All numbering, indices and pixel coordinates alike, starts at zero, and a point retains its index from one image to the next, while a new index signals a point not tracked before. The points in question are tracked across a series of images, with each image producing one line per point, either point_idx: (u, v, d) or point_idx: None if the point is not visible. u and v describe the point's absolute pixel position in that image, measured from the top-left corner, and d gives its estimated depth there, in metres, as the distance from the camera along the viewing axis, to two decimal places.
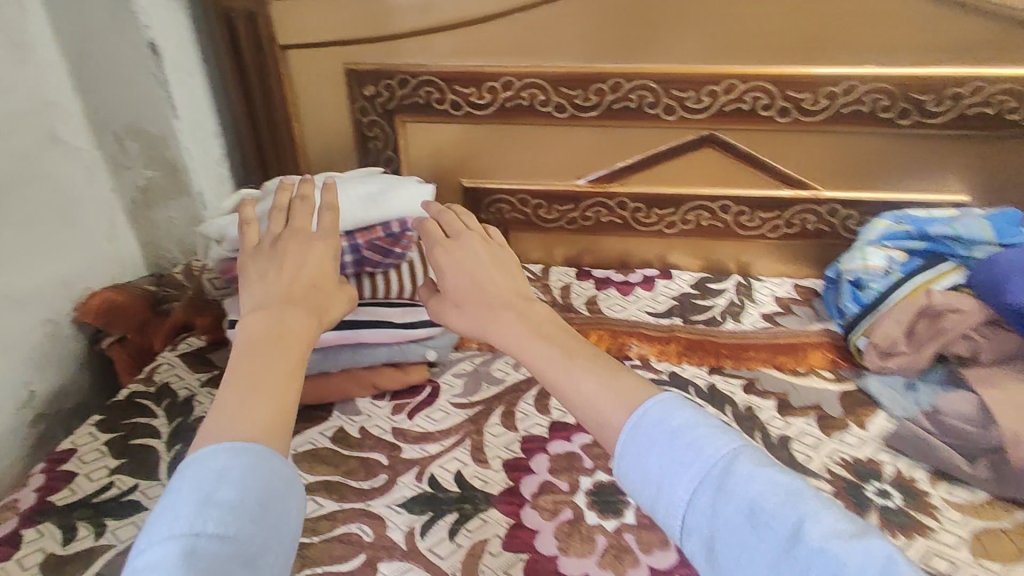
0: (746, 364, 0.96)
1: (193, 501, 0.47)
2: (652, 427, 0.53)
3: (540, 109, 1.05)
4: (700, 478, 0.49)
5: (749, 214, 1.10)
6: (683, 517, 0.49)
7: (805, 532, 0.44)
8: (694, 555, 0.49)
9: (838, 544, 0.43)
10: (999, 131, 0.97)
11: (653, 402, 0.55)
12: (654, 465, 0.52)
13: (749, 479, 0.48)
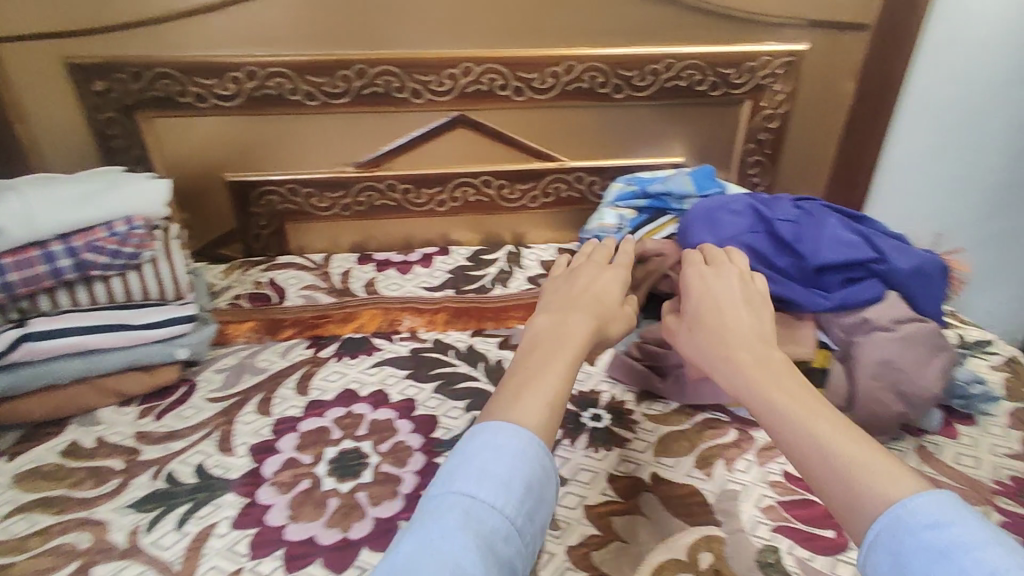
0: (505, 324, 1.04)
1: (509, 478, 0.54)
2: (919, 524, 0.46)
3: (290, 98, 1.06)
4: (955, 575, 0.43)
5: (509, 186, 1.20)
6: None
7: (911, 529, 0.46)
8: None
9: (944, 530, 0.45)
10: (695, 100, 1.14)
11: (909, 506, 0.48)
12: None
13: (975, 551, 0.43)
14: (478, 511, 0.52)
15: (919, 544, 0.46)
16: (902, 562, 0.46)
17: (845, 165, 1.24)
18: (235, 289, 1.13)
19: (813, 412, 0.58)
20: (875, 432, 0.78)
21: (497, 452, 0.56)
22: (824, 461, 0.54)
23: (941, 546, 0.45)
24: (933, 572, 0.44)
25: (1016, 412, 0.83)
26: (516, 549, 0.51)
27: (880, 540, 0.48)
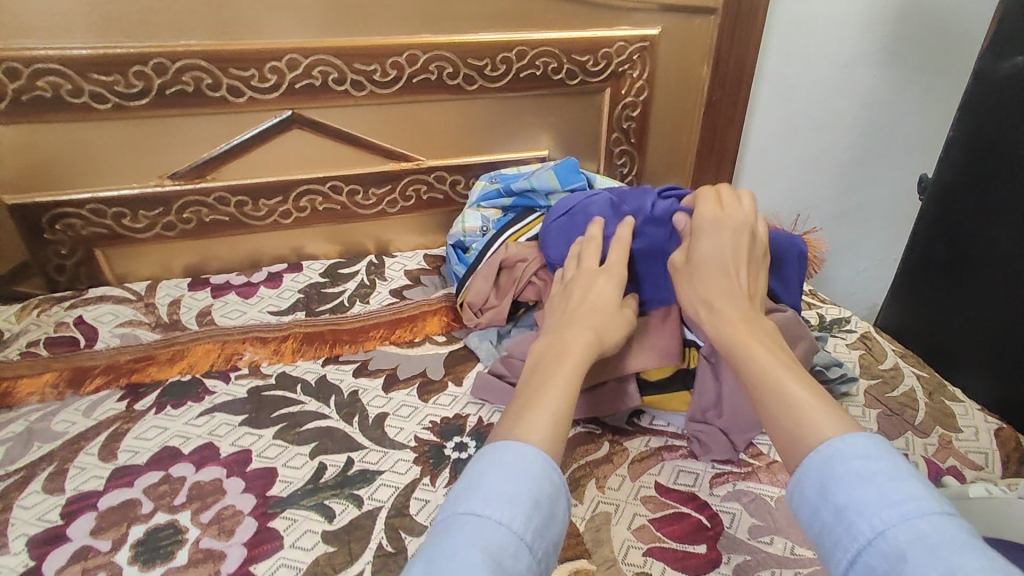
0: (362, 346, 0.94)
1: (529, 497, 0.48)
2: (850, 456, 0.48)
3: (73, 100, 0.88)
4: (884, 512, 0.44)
5: (363, 191, 1.08)
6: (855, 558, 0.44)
7: (842, 460, 0.48)
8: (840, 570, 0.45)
9: (876, 463, 0.47)
10: (554, 89, 1.09)
11: (844, 442, 0.49)
12: (853, 503, 0.45)
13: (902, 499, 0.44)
14: (491, 536, 0.45)
15: (840, 482, 0.47)
16: (820, 495, 0.48)
17: (708, 150, 1.24)
18: (31, 334, 0.93)
19: (779, 359, 0.58)
20: (744, 429, 0.74)
21: (502, 471, 0.50)
22: (776, 415, 0.54)
23: (855, 487, 0.46)
24: (853, 497, 0.46)
25: (873, 389, 0.84)
26: (527, 567, 0.46)
27: (808, 474, 0.49)
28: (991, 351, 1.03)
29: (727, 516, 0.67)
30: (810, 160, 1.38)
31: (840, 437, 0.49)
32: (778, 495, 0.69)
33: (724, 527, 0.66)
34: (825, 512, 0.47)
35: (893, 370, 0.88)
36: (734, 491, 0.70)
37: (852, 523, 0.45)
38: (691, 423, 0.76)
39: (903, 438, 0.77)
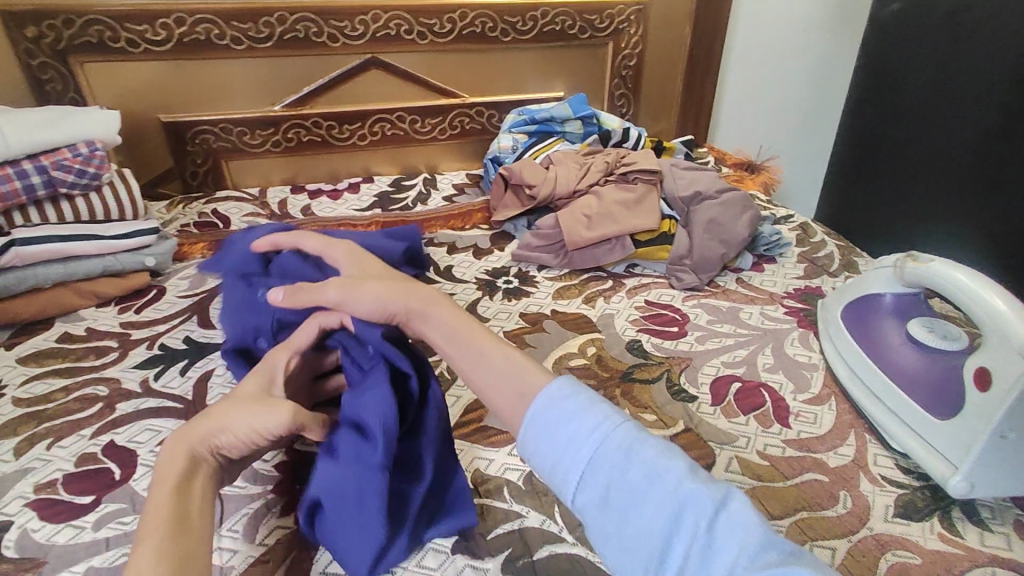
0: (427, 229, 1.23)
1: None
2: (562, 404, 0.45)
3: (218, 42, 1.19)
4: (593, 451, 0.42)
5: (421, 120, 1.39)
6: (575, 494, 0.42)
7: (556, 405, 0.45)
8: (584, 511, 0.42)
9: (577, 409, 0.44)
10: (569, 42, 1.40)
11: (550, 388, 0.46)
12: (565, 437, 0.43)
13: (636, 439, 0.42)
14: None
15: (543, 436, 0.44)
16: (546, 443, 0.44)
17: (690, 94, 1.56)
18: (179, 220, 1.21)
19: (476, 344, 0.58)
20: (707, 269, 1.06)
21: None
22: (501, 384, 0.54)
23: (565, 431, 0.44)
24: (571, 436, 0.43)
25: (803, 253, 1.17)
26: None
27: (531, 426, 0.45)
28: (877, 222, 1.64)
29: (693, 314, 0.99)
30: (772, 108, 1.71)
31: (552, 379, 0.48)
32: (728, 304, 1.02)
33: (691, 318, 0.98)
34: (551, 467, 0.44)
35: (820, 242, 1.20)
36: (699, 302, 1.02)
37: (564, 471, 0.43)
38: (670, 266, 1.08)
39: (820, 278, 1.09)
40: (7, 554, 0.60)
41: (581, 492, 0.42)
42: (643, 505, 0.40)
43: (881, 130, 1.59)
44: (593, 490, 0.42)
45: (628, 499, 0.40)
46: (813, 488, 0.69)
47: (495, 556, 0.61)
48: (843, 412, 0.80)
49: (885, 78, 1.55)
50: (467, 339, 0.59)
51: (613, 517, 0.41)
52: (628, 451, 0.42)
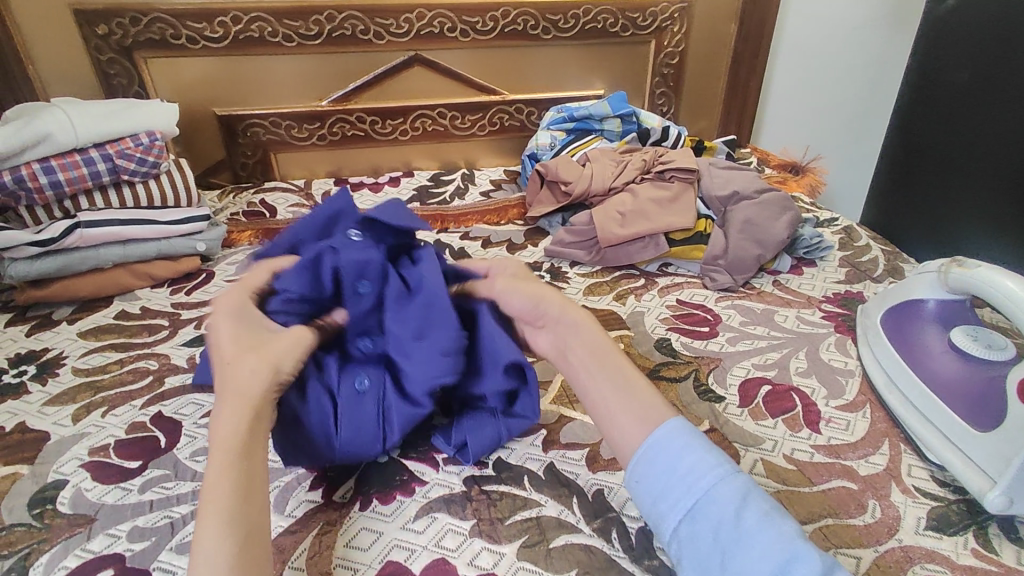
0: (463, 224, 1.25)
1: None
2: (682, 442, 0.57)
3: (271, 39, 1.25)
4: (705, 491, 0.54)
5: (461, 116, 1.41)
6: (678, 524, 0.54)
7: (677, 440, 0.57)
8: (684, 539, 0.53)
9: (698, 447, 0.56)
10: (609, 39, 1.40)
11: (676, 425, 0.58)
12: (681, 468, 0.56)
13: (748, 493, 0.54)
14: None
15: (658, 466, 0.57)
16: (660, 475, 0.56)
17: (735, 92, 1.53)
18: (230, 209, 1.26)
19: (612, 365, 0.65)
20: (742, 270, 1.05)
21: None
22: (627, 402, 0.62)
23: (676, 469, 0.56)
24: (686, 465, 0.55)
25: (845, 257, 1.13)
26: None
27: (652, 452, 0.57)
28: (919, 230, 1.60)
29: (725, 315, 0.98)
30: (819, 109, 1.67)
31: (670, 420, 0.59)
32: (763, 307, 0.99)
33: (723, 319, 0.97)
34: (659, 493, 0.56)
35: (864, 246, 1.16)
36: (733, 304, 1.01)
37: (678, 508, 0.54)
38: (704, 266, 1.07)
39: (862, 283, 1.05)
40: (62, 509, 0.65)
41: (684, 524, 0.53)
42: (750, 545, 0.50)
43: (924, 136, 1.57)
44: (704, 526, 0.52)
45: (740, 539, 0.51)
46: (840, 494, 0.67)
47: (512, 542, 0.62)
48: (877, 420, 0.77)
49: (930, 83, 1.53)
50: (613, 364, 0.66)
51: (719, 549, 0.51)
52: (743, 499, 0.53)
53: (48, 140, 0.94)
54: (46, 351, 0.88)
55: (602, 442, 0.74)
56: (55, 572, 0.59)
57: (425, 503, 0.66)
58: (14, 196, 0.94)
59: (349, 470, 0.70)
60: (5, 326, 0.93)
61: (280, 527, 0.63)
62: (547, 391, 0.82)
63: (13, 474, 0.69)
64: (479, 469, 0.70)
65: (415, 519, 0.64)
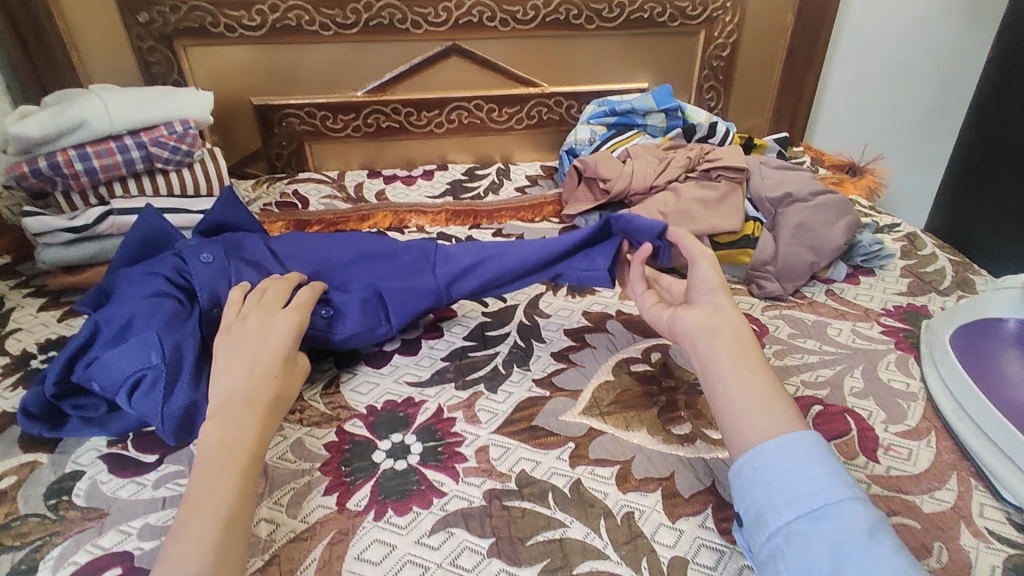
0: (496, 220, 1.21)
1: None
2: (820, 448, 0.54)
3: (308, 28, 1.23)
4: (839, 500, 0.51)
5: (498, 109, 1.37)
6: (795, 519, 0.51)
7: (814, 445, 0.54)
8: (800, 535, 0.50)
9: (835, 458, 0.54)
10: (656, 29, 1.33)
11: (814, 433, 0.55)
12: (817, 470, 0.53)
13: (885, 520, 0.50)
14: None
15: (788, 461, 0.54)
16: (793, 468, 0.53)
17: (789, 87, 1.44)
18: (263, 199, 1.26)
19: (746, 362, 0.61)
20: (793, 277, 0.97)
21: None
22: (761, 407, 0.57)
23: (810, 472, 0.53)
24: (821, 469, 0.53)
25: (908, 266, 1.04)
26: None
27: (783, 446, 0.55)
28: (992, 239, 1.48)
29: (772, 326, 0.91)
30: (881, 106, 1.56)
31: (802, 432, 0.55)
32: (815, 319, 0.92)
33: (769, 330, 0.90)
34: (784, 484, 0.53)
35: (929, 256, 1.07)
36: (781, 314, 0.93)
37: (802, 504, 0.51)
38: (751, 272, 1.00)
39: (927, 296, 0.96)
40: (76, 501, 0.64)
41: (803, 521, 0.51)
42: (874, 568, 0.47)
43: (1001, 137, 1.44)
44: (826, 532, 0.50)
45: (863, 553, 0.48)
46: (900, 533, 0.60)
47: (532, 565, 0.58)
48: (944, 451, 0.69)
49: (1010, 80, 1.41)
50: (748, 362, 0.61)
51: (836, 559, 0.48)
52: (879, 524, 0.50)
53: (85, 127, 0.95)
54: (75, 338, 0.89)
55: (633, 459, 0.69)
56: (64, 567, 0.57)
57: (442, 516, 0.62)
58: (50, 182, 0.95)
59: (365, 476, 0.67)
60: (39, 310, 0.94)
61: (291, 533, 0.61)
62: (576, 401, 0.77)
63: (32, 462, 0.69)
64: (500, 482, 0.66)
65: (431, 533, 0.61)
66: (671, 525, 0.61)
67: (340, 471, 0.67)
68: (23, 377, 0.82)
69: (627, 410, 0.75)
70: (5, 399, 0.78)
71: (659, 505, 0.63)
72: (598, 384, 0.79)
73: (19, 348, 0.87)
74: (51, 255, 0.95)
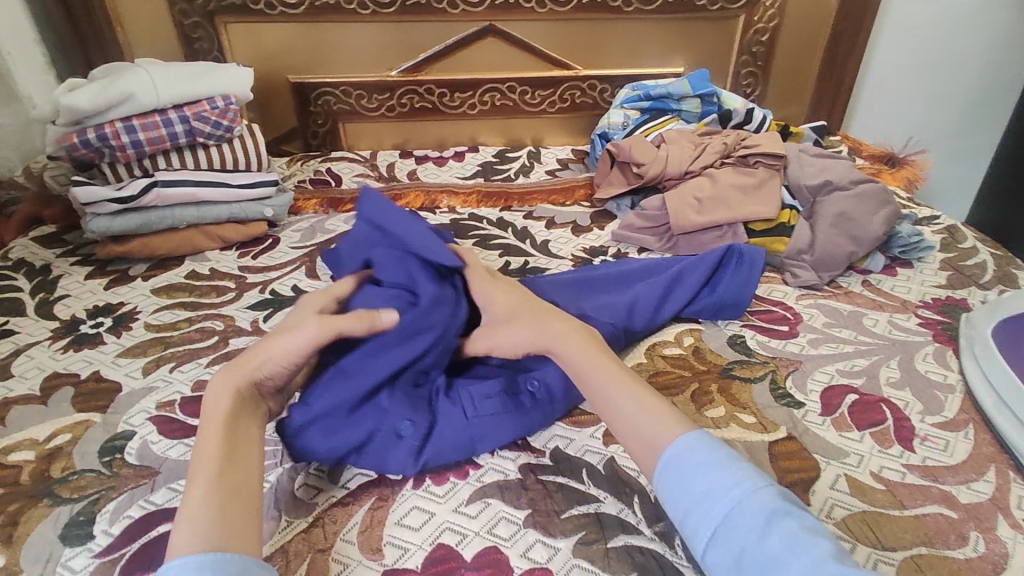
0: (527, 203, 1.21)
1: None
2: (694, 457, 0.50)
3: (346, 7, 1.23)
4: (729, 509, 0.47)
5: (531, 92, 1.37)
6: (706, 549, 0.47)
7: (683, 455, 0.51)
8: (718, 565, 0.46)
9: (715, 460, 0.50)
10: (695, 13, 1.31)
11: (683, 438, 0.52)
12: (704, 482, 0.49)
13: (784, 509, 0.46)
14: None
15: (676, 485, 0.50)
16: (681, 491, 0.49)
17: (829, 74, 1.41)
18: (298, 176, 1.28)
19: (620, 389, 0.58)
20: (829, 267, 0.97)
21: None
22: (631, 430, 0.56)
23: (697, 486, 0.49)
24: (710, 480, 0.48)
25: (947, 259, 1.03)
26: None
27: (670, 471, 0.51)
28: None
29: (807, 315, 0.90)
30: (923, 96, 1.53)
31: (681, 436, 0.52)
32: (851, 309, 0.91)
33: (804, 319, 0.89)
34: (682, 513, 0.49)
35: (970, 249, 1.05)
36: (816, 303, 0.93)
37: (705, 528, 0.47)
38: (786, 260, 0.99)
39: (967, 289, 0.95)
40: (129, 460, 0.66)
41: (712, 548, 0.47)
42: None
43: None
44: (728, 551, 0.46)
45: (766, 569, 0.44)
46: (936, 522, 0.60)
47: (568, 537, 0.59)
48: (982, 443, 0.69)
49: None
50: (613, 389, 0.59)
51: None
52: (775, 515, 0.46)
53: (132, 100, 0.97)
54: (121, 305, 0.92)
55: None
56: (120, 520, 0.60)
57: (479, 487, 0.64)
58: (98, 153, 0.97)
59: None
60: (86, 278, 0.98)
61: (333, 498, 0.63)
62: None
63: (86, 421, 0.72)
64: (535, 457, 0.68)
65: (468, 503, 0.62)
66: None
67: None
68: (74, 341, 0.85)
69: (661, 392, 0.76)
70: (57, 361, 0.81)
71: None
72: (632, 366, 0.80)
73: (68, 314, 0.90)
74: (99, 225, 0.97)
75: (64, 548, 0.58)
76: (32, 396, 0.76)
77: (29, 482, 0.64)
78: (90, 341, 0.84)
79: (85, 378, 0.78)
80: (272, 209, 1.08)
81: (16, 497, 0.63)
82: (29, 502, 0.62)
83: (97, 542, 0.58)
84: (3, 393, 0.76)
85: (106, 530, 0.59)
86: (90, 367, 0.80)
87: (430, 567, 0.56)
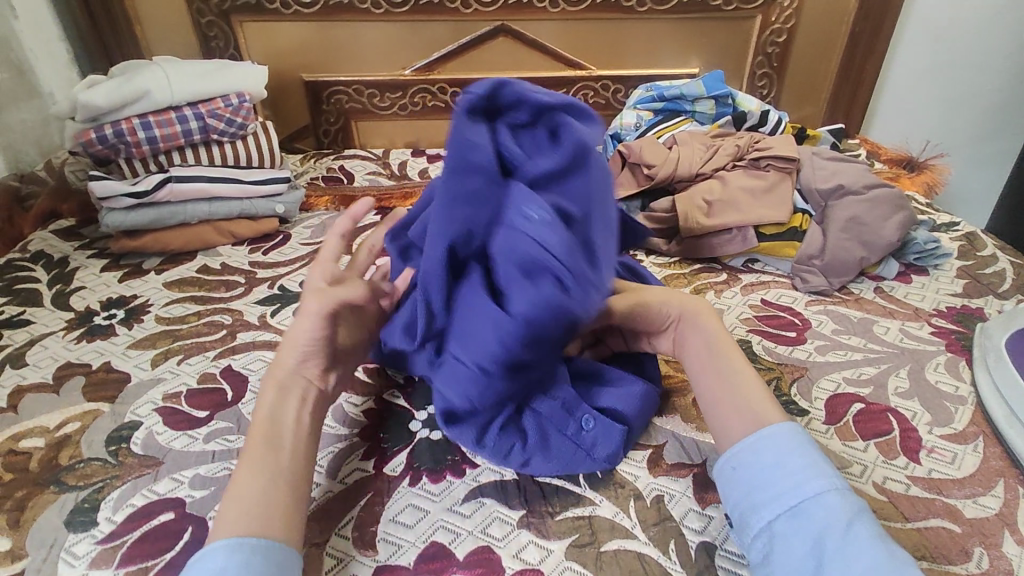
0: None
1: None
2: (786, 443, 0.53)
3: (359, 6, 1.24)
4: (811, 494, 0.49)
5: (543, 92, 1.36)
6: (776, 519, 0.49)
7: (776, 439, 0.53)
8: (783, 537, 0.48)
9: (806, 451, 0.52)
10: (709, 13, 1.30)
11: (786, 427, 0.54)
12: (789, 465, 0.51)
13: (861, 510, 0.49)
14: None
15: (763, 459, 0.53)
16: (761, 467, 0.52)
17: (847, 75, 1.38)
18: (310, 173, 1.29)
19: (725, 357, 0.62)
20: (841, 272, 0.95)
21: None
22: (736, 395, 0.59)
23: (785, 467, 0.51)
24: (796, 465, 0.51)
25: (965, 267, 1.00)
26: None
27: (759, 445, 0.53)
28: None
29: (816, 321, 0.89)
30: (945, 99, 1.49)
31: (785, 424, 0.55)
32: (861, 315, 0.90)
33: (812, 325, 0.88)
34: (761, 485, 0.52)
35: (990, 256, 1.02)
36: (825, 309, 0.91)
37: (779, 502, 0.50)
38: (796, 265, 0.98)
39: (984, 298, 0.93)
40: (135, 449, 0.68)
41: (783, 521, 0.49)
42: (855, 560, 0.45)
43: None
44: (799, 527, 0.48)
45: (839, 553, 0.46)
46: (940, 536, 0.59)
47: (561, 539, 0.59)
48: (992, 457, 0.67)
49: None
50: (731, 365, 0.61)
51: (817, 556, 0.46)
52: (856, 514, 0.48)
53: (148, 97, 0.99)
54: (134, 298, 0.94)
55: (666, 444, 0.69)
56: (123, 509, 0.61)
57: (475, 487, 0.64)
58: (114, 149, 1.00)
59: (402, 444, 0.69)
60: (101, 271, 1.00)
61: (329, 493, 0.63)
62: None
63: (95, 410, 0.73)
64: None
65: (463, 502, 0.62)
66: (702, 510, 0.61)
67: (379, 438, 0.70)
68: (87, 332, 0.87)
69: (662, 396, 0.75)
70: (71, 351, 0.83)
71: (690, 491, 0.63)
72: None
73: (83, 305, 0.92)
74: (113, 219, 1.00)
75: (68, 534, 0.59)
76: (45, 385, 0.78)
77: (38, 469, 0.66)
78: (102, 332, 0.86)
79: (95, 368, 0.80)
80: (282, 206, 1.10)
81: (25, 483, 0.65)
82: (36, 488, 0.64)
83: (100, 529, 0.60)
84: (18, 381, 0.78)
85: (109, 517, 0.60)
86: (101, 358, 0.82)
87: (421, 565, 0.56)
